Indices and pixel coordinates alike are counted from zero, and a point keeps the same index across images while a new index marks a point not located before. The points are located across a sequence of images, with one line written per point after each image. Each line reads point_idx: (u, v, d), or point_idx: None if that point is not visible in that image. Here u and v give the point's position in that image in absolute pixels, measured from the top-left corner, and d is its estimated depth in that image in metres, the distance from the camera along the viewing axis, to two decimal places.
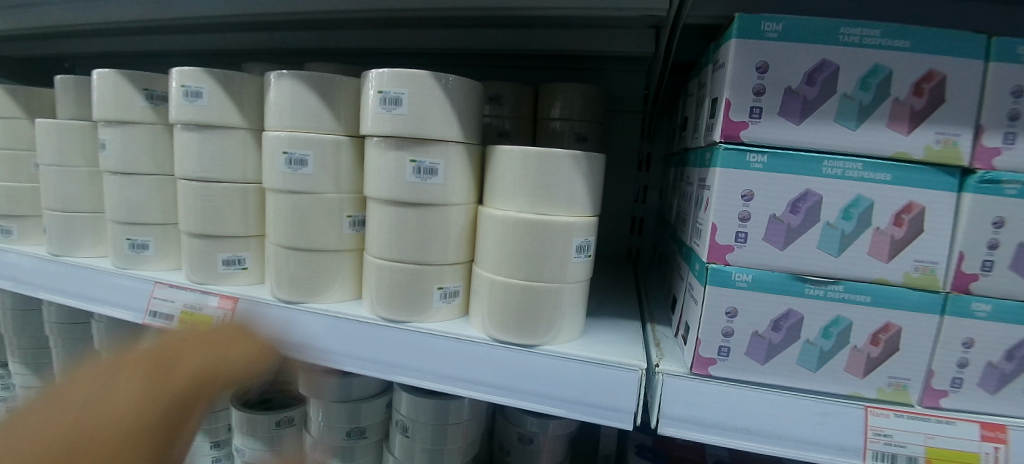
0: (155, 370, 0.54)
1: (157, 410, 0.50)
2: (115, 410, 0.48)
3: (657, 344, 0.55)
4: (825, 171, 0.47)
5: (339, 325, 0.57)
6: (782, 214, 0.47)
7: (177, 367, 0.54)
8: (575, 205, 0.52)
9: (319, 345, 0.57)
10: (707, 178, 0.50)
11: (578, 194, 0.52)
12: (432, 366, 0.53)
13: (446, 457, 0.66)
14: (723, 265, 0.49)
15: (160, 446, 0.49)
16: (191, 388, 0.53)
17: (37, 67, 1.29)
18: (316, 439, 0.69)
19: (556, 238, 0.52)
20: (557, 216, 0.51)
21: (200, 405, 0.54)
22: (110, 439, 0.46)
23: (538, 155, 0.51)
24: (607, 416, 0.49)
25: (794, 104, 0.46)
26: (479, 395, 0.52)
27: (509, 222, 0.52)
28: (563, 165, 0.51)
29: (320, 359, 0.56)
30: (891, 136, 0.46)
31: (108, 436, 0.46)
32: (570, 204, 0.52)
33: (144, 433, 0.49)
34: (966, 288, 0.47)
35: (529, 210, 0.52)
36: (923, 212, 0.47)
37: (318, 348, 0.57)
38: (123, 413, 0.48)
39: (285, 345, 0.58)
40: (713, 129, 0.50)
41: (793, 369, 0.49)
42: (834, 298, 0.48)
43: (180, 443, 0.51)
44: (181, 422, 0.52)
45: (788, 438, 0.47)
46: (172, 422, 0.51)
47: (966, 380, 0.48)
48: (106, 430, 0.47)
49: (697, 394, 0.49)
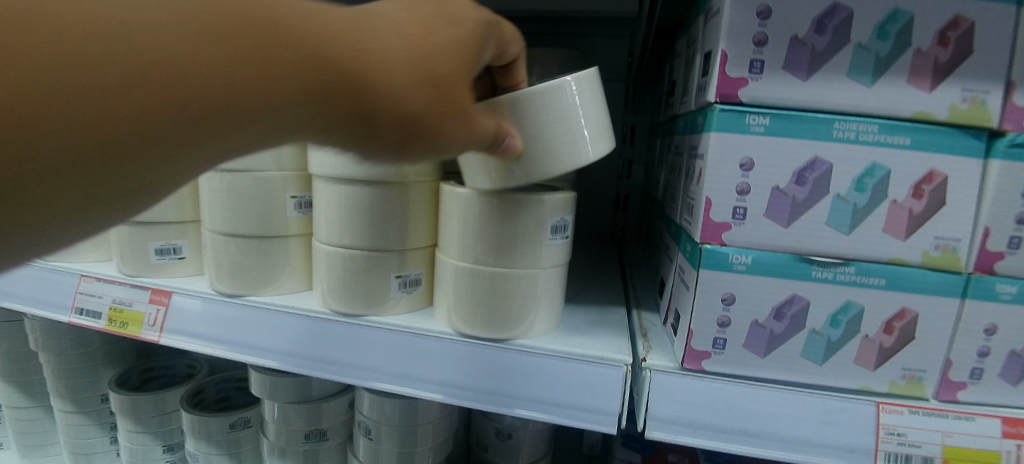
0: (424, 66, 0.34)
1: (399, 22, 0.34)
2: (369, 24, 0.33)
3: (644, 334, 0.49)
4: (835, 135, 0.40)
5: (323, 328, 0.49)
6: (786, 185, 0.41)
7: (437, 83, 0.35)
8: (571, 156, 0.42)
9: (308, 353, 0.49)
10: (699, 145, 0.44)
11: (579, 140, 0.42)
12: (416, 369, 0.46)
13: (418, 462, 0.56)
14: (719, 246, 0.42)
15: (326, 72, 0.31)
16: (410, 94, 0.34)
17: None
18: (272, 443, 0.58)
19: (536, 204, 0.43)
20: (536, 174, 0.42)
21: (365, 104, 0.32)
22: (373, 44, 0.32)
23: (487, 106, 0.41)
24: (590, 420, 0.43)
25: (800, 55, 0.40)
26: (462, 401, 0.45)
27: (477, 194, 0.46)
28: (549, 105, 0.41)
29: (312, 368, 0.48)
30: (911, 94, 0.40)
31: (369, 34, 0.33)
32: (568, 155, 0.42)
33: (399, 43, 0.34)
34: (990, 269, 0.41)
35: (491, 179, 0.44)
36: (945, 181, 0.41)
37: (308, 356, 0.49)
38: (416, 17, 0.35)
39: (266, 354, 0.50)
40: (705, 88, 0.43)
41: (797, 362, 0.43)
42: (844, 282, 0.42)
43: (450, 65, 0.35)
44: (443, 79, 0.35)
45: (791, 440, 0.41)
46: (419, 38, 0.34)
47: (986, 371, 0.43)
48: (377, 38, 0.33)
49: (690, 392, 0.42)
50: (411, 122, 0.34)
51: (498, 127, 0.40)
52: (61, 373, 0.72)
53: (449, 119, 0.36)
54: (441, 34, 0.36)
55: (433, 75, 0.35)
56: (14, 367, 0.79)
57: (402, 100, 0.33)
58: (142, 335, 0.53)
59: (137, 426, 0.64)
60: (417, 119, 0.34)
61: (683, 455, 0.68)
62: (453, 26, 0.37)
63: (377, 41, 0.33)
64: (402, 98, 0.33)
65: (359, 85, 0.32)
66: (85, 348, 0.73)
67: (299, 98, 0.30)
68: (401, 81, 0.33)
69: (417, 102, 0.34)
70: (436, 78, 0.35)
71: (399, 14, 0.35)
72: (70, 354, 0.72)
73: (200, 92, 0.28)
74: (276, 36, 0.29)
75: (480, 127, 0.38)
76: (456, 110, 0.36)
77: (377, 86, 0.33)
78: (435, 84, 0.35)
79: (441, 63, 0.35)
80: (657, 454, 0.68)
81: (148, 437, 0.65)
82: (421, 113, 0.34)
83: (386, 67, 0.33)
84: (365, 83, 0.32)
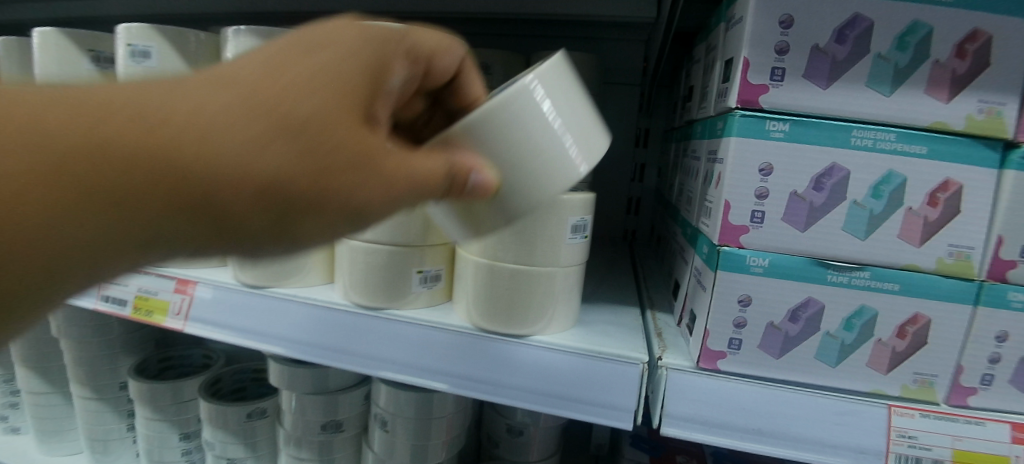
0: (278, 124, 0.29)
1: (244, 79, 0.30)
2: (201, 87, 0.29)
3: (659, 334, 0.50)
4: (853, 142, 0.41)
5: (342, 320, 0.50)
6: (804, 191, 0.42)
7: (301, 142, 0.30)
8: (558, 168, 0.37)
9: (327, 344, 0.50)
10: (718, 149, 0.45)
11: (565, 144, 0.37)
12: (431, 362, 0.47)
13: (430, 456, 0.57)
14: (737, 248, 0.43)
15: (151, 163, 0.28)
16: (269, 164, 0.29)
17: None
18: (288, 433, 0.59)
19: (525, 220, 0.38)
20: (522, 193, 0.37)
21: (219, 185, 0.29)
22: (199, 113, 0.28)
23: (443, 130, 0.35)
24: (606, 416, 0.44)
25: (821, 64, 0.41)
26: (475, 394, 0.46)
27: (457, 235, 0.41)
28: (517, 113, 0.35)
29: (330, 358, 0.50)
30: (929, 104, 0.41)
31: (208, 108, 0.29)
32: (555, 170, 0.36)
33: (235, 107, 0.29)
34: (1002, 277, 0.42)
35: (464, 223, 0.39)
36: (960, 190, 0.41)
37: (327, 347, 0.50)
38: (263, 64, 0.31)
39: (285, 343, 0.51)
40: (726, 94, 0.44)
41: (810, 364, 0.44)
42: (859, 287, 0.43)
43: (310, 110, 0.30)
44: (310, 127, 0.30)
45: (805, 441, 0.42)
46: (268, 93, 0.29)
47: (997, 377, 0.44)
48: (218, 111, 0.29)
49: (706, 392, 0.43)
50: (303, 194, 0.30)
51: (448, 166, 0.34)
52: (81, 360, 0.74)
53: (341, 177, 0.31)
54: (293, 79, 0.30)
55: (295, 133, 0.29)
56: (34, 353, 0.80)
57: (275, 179, 0.30)
58: (167, 323, 0.55)
59: (155, 414, 0.65)
60: (293, 187, 0.30)
61: (691, 457, 0.68)
62: (316, 61, 0.31)
63: (218, 114, 0.29)
64: (275, 173, 0.30)
65: (213, 171, 0.29)
66: (106, 336, 0.74)
67: (140, 194, 0.28)
68: (260, 154, 0.29)
69: (290, 174, 0.30)
70: (303, 137, 0.30)
71: (250, 67, 0.31)
72: (91, 341, 0.73)
73: (76, 235, 0.28)
74: (111, 150, 0.28)
75: (396, 170, 0.32)
76: (353, 166, 0.31)
77: (236, 168, 0.29)
78: (308, 147, 0.30)
79: (295, 113, 0.29)
80: (665, 455, 0.68)
81: (165, 425, 0.66)
82: (305, 184, 0.30)
83: (237, 142, 0.29)
84: (223, 167, 0.29)
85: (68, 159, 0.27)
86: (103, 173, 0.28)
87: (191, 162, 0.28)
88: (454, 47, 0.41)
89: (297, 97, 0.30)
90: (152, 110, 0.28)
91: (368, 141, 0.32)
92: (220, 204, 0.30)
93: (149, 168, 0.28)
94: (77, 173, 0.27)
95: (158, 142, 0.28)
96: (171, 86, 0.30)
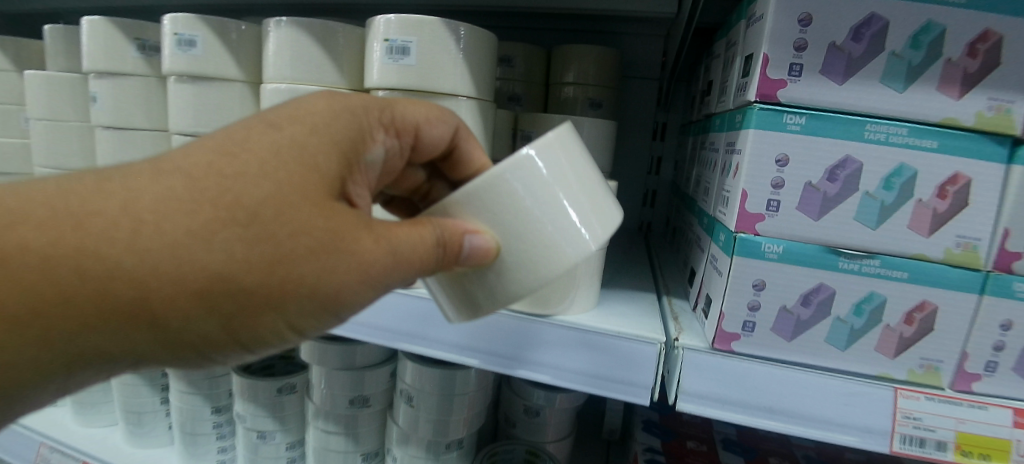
0: (232, 214, 0.31)
1: (196, 170, 0.32)
2: (158, 177, 0.31)
3: (675, 318, 0.52)
4: (867, 136, 0.43)
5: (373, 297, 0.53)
6: (819, 181, 0.44)
7: (263, 232, 0.31)
8: (556, 251, 0.37)
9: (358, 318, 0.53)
10: (737, 141, 0.47)
11: (568, 225, 0.37)
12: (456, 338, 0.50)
13: (451, 430, 0.58)
14: (753, 235, 0.45)
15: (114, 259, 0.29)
16: (232, 256, 0.31)
17: (13, 19, 1.21)
18: (317, 407, 0.61)
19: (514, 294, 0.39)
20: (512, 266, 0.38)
21: (180, 280, 0.30)
22: (154, 206, 0.30)
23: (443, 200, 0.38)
24: (624, 392, 0.46)
25: (837, 61, 0.43)
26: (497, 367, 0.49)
27: (448, 304, 0.43)
28: (517, 182, 0.36)
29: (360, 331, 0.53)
30: (940, 101, 0.43)
31: (148, 204, 0.30)
32: (545, 246, 0.37)
33: (186, 200, 0.30)
34: (1008, 268, 0.44)
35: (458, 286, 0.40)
36: (968, 184, 0.43)
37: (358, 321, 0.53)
38: (220, 152, 0.32)
39: None
40: (746, 88, 0.46)
41: (821, 347, 0.46)
42: (869, 274, 0.45)
43: (261, 198, 0.31)
44: (262, 214, 0.31)
45: (813, 418, 0.44)
46: (217, 184, 0.31)
47: (1001, 364, 0.45)
48: (159, 207, 0.30)
49: (720, 371, 0.46)
50: (266, 286, 0.32)
51: (436, 234, 0.36)
52: None
53: (303, 263, 0.32)
54: (249, 165, 0.32)
55: (245, 224, 0.31)
56: None
57: (231, 273, 0.31)
58: None
59: (189, 387, 0.68)
60: (263, 274, 0.32)
61: (701, 443, 0.69)
62: (273, 148, 0.33)
63: (162, 213, 0.30)
64: (231, 269, 0.31)
65: (164, 272, 0.30)
66: None
67: (109, 293, 0.30)
68: (210, 252, 0.30)
69: (249, 268, 0.31)
70: (255, 229, 0.31)
71: (198, 157, 0.32)
72: None
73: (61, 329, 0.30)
74: (76, 262, 0.29)
75: (367, 249, 0.34)
76: (321, 251, 0.33)
77: (188, 266, 0.30)
78: (259, 239, 0.31)
79: (251, 202, 0.31)
80: (676, 440, 0.70)
81: (198, 399, 0.69)
82: (266, 275, 0.32)
83: (184, 239, 0.30)
84: (173, 268, 0.30)
85: (40, 264, 0.29)
86: (61, 281, 0.29)
87: (140, 264, 0.30)
88: (444, 119, 0.46)
89: (251, 184, 0.31)
90: (105, 209, 0.30)
91: (335, 219, 0.34)
92: (181, 304, 0.31)
93: (102, 277, 0.29)
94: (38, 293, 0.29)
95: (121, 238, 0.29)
96: (114, 180, 0.31)
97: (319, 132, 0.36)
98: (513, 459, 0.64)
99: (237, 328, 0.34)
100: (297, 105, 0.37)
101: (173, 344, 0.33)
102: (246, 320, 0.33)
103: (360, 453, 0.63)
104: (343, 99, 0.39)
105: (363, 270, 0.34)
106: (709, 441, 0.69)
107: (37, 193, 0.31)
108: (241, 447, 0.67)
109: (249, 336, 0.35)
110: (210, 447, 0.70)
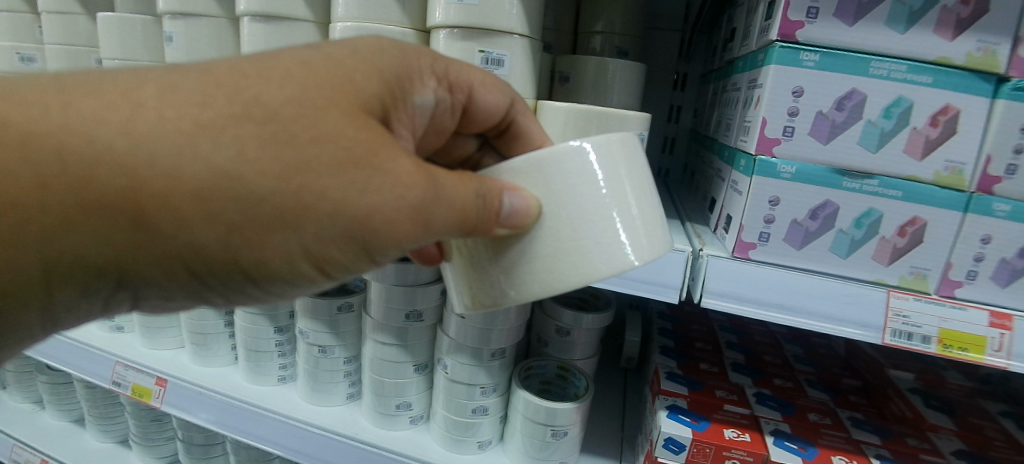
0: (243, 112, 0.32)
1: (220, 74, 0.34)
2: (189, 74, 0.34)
3: (698, 235, 0.61)
4: (871, 71, 0.50)
5: None
6: (828, 110, 0.51)
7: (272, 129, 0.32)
8: (585, 254, 0.40)
9: None
10: (759, 77, 0.55)
11: (608, 233, 0.40)
12: None
13: (493, 340, 0.66)
14: (771, 158, 0.53)
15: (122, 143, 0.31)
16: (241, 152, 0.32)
17: None
18: (375, 321, 0.69)
19: (527, 283, 0.41)
20: (535, 257, 0.41)
21: (186, 175, 0.31)
22: (166, 101, 0.32)
23: (491, 168, 0.41)
24: (657, 292, 0.55)
25: (849, 6, 0.49)
26: None
27: (478, 293, 0.44)
28: (572, 172, 0.39)
29: None
30: (935, 41, 0.49)
31: (155, 93, 0.32)
32: (583, 221, 0.40)
33: (205, 95, 0.33)
34: (989, 190, 0.51)
35: (493, 262, 0.43)
36: (957, 114, 0.50)
37: None
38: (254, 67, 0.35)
39: None
40: (769, 30, 0.53)
41: (825, 255, 0.54)
42: (868, 193, 0.52)
43: (281, 97, 0.33)
44: (281, 111, 0.33)
45: (816, 314, 0.52)
46: (240, 84, 0.34)
47: (980, 273, 0.52)
48: (167, 96, 0.32)
49: (738, 274, 0.53)
50: (280, 195, 0.32)
51: (481, 191, 0.38)
52: None
53: (326, 176, 0.33)
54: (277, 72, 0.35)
55: (260, 121, 0.32)
56: None
57: (241, 173, 0.32)
58: None
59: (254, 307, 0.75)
60: (272, 186, 0.32)
61: (712, 365, 0.77)
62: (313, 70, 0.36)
63: (169, 102, 0.32)
64: (242, 168, 0.32)
65: (167, 163, 0.31)
66: None
67: (114, 179, 0.31)
68: (219, 144, 0.32)
69: (262, 170, 0.32)
70: (270, 126, 0.32)
71: (228, 65, 0.35)
72: None
73: (67, 221, 0.31)
74: (64, 141, 0.31)
75: (391, 190, 0.34)
76: (346, 166, 0.33)
77: (194, 159, 0.31)
78: (274, 137, 0.32)
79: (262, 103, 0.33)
80: (690, 362, 0.77)
81: (262, 318, 0.76)
82: (282, 182, 0.32)
83: (191, 128, 0.31)
84: (176, 159, 0.31)
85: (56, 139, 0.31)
86: (54, 162, 0.30)
87: (139, 147, 0.31)
88: (505, 88, 0.53)
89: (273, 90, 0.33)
90: (108, 94, 0.32)
91: (365, 132, 0.35)
92: (182, 203, 0.31)
93: (98, 161, 0.30)
94: (44, 165, 0.30)
95: (130, 122, 0.31)
96: (130, 74, 0.34)
97: (361, 58, 0.39)
98: (546, 373, 0.74)
99: (248, 243, 0.34)
100: (345, 39, 0.41)
101: (173, 255, 0.34)
102: (258, 235, 0.34)
103: (412, 363, 0.71)
104: (393, 42, 0.44)
105: (397, 197, 0.34)
106: (719, 365, 0.77)
107: (49, 87, 0.33)
108: (302, 362, 0.75)
109: (261, 258, 0.35)
110: (273, 364, 0.78)
